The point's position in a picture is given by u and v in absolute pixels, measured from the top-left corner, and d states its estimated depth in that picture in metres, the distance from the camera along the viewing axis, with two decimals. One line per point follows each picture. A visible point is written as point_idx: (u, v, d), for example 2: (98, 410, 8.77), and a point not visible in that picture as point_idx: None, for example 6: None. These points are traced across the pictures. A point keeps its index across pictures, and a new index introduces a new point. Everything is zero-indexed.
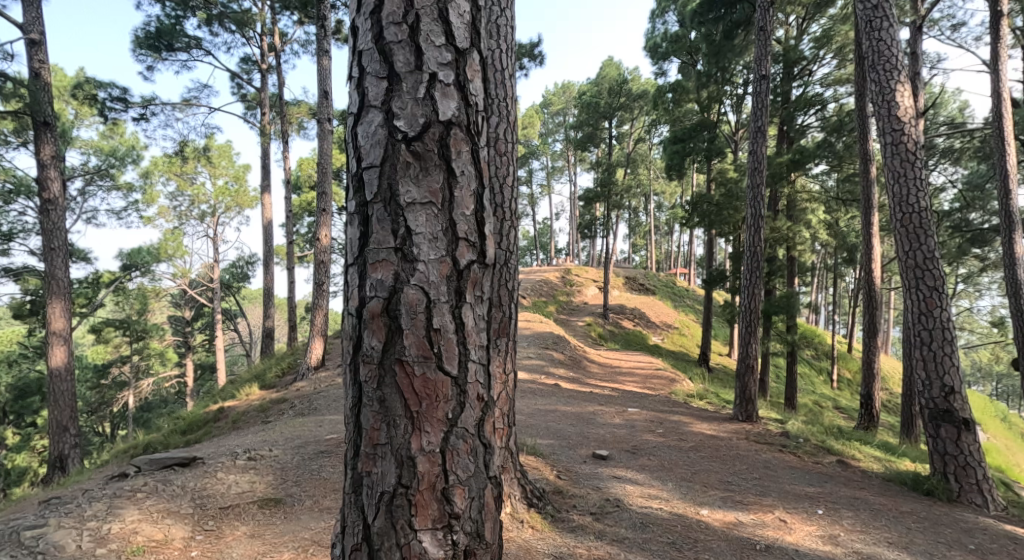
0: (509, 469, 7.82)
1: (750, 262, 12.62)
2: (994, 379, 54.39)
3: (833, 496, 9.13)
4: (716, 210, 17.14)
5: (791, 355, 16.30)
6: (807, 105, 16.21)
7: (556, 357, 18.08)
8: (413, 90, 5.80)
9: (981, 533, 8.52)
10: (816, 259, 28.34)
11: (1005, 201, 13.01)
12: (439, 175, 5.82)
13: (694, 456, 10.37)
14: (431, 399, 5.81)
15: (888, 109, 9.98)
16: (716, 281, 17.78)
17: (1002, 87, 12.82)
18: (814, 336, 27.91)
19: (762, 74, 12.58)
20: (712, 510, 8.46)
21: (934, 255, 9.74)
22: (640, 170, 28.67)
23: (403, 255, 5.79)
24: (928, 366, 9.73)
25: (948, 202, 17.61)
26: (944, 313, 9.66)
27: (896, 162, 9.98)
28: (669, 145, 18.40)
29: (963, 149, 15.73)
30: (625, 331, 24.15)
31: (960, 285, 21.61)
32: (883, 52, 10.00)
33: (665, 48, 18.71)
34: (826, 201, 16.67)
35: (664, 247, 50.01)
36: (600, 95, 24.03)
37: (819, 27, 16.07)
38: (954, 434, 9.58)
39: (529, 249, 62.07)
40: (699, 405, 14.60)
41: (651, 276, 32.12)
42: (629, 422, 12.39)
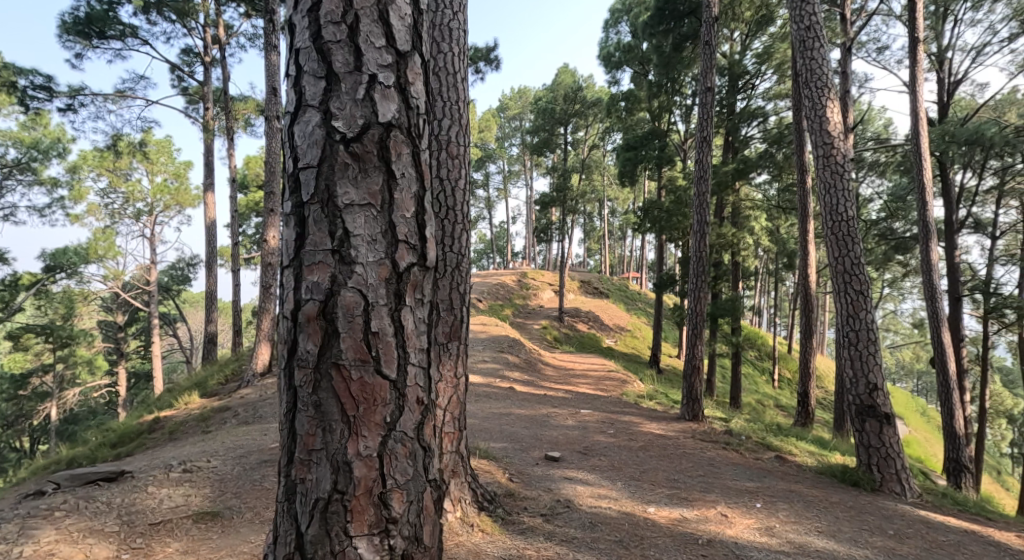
0: (459, 473, 7.90)
1: (697, 266, 12.91)
2: (915, 377, 56.71)
3: (771, 490, 9.42)
4: (666, 216, 17.49)
5: (736, 357, 16.68)
6: (750, 117, 16.68)
7: (511, 360, 18.21)
8: (351, 90, 5.85)
9: (900, 519, 8.88)
10: (761, 264, 29.13)
11: (923, 214, 13.67)
12: (379, 177, 5.87)
13: (643, 456, 10.57)
14: (369, 403, 5.85)
15: (820, 123, 10.36)
16: (666, 285, 18.14)
17: (919, 107, 13.38)
18: (758, 338, 28.67)
19: (707, 86, 12.89)
20: (658, 508, 8.66)
21: (860, 261, 10.15)
22: (594, 175, 29.06)
23: (340, 258, 5.83)
24: (855, 363, 10.09)
25: (875, 212, 18.36)
26: (869, 316, 10.06)
27: (828, 173, 10.35)
28: (622, 152, 18.70)
29: (888, 163, 16.30)
30: (579, 334, 24.38)
31: (887, 288, 22.60)
32: (814, 69, 10.37)
33: (619, 58, 19.06)
34: (767, 209, 17.19)
35: (617, 251, 50.75)
36: (555, 102, 24.35)
37: (761, 44, 16.56)
38: (877, 428, 9.96)
39: (485, 252, 62.34)
40: (650, 405, 14.88)
41: (605, 280, 32.53)
42: (581, 424, 12.57)
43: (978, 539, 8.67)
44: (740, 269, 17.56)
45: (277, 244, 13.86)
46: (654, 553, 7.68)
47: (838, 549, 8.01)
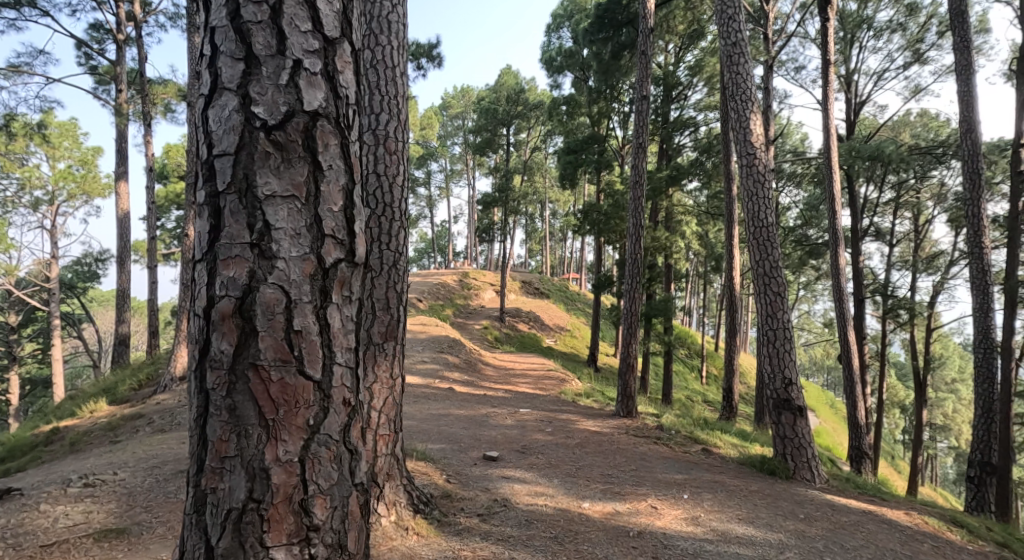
0: (395, 476, 7.94)
1: (631, 268, 13.23)
2: (827, 372, 59.48)
3: (697, 482, 9.75)
4: (604, 219, 17.84)
5: (668, 356, 17.08)
6: (683, 126, 17.15)
7: (451, 361, 18.20)
8: (273, 75, 5.35)
9: (809, 503, 9.31)
10: (692, 266, 29.98)
11: (832, 223, 14.29)
12: (303, 167, 5.38)
13: (579, 453, 10.79)
14: (290, 406, 5.35)
15: (744, 134, 10.73)
16: (604, 286, 18.45)
17: (829, 123, 14.00)
18: (689, 337, 29.47)
19: (643, 94, 13.23)
20: (592, 503, 8.86)
21: (778, 264, 10.59)
22: (535, 177, 29.31)
23: (260, 253, 5.33)
24: (772, 360, 10.50)
25: (793, 218, 19.18)
26: (785, 316, 10.51)
27: (750, 181, 10.77)
28: (562, 156, 18.91)
29: (804, 174, 17.14)
30: (520, 334, 24.55)
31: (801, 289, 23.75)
32: (740, 83, 10.76)
33: (560, 62, 19.31)
34: (698, 214, 17.79)
35: (558, 253, 51.49)
36: (498, 102, 24.47)
37: (693, 57, 17.06)
38: (791, 420, 10.40)
39: (426, 252, 62.38)
40: (587, 403, 15.14)
41: (545, 281, 32.85)
42: (520, 423, 12.73)
43: (875, 519, 9.10)
44: (673, 271, 18.01)
45: (198, 239, 13.50)
46: (587, 547, 7.85)
47: (756, 533, 8.30)
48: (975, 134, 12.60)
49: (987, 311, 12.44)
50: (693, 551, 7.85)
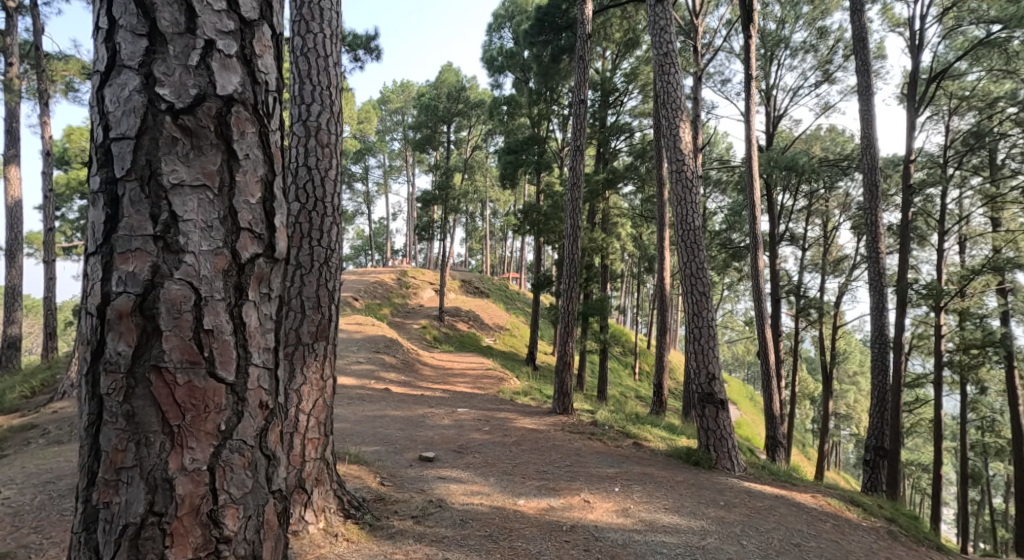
0: (324, 481, 7.65)
1: (569, 269, 13.42)
2: (750, 370, 61.77)
3: (628, 475, 10.01)
4: (544, 219, 18.08)
5: (603, 354, 17.36)
6: (619, 131, 17.49)
7: (387, 361, 18.11)
8: (181, 55, 4.31)
9: (728, 491, 9.70)
10: (627, 267, 30.66)
11: (751, 228, 14.85)
12: (216, 156, 4.36)
13: (516, 450, 10.93)
14: (198, 409, 4.30)
15: (673, 141, 11.04)
16: (543, 285, 18.68)
17: (751, 135, 14.51)
18: (623, 334, 30.08)
19: (581, 98, 13.45)
20: (527, 499, 9.00)
21: (703, 266, 10.96)
22: (477, 175, 29.39)
23: (164, 247, 4.27)
24: (698, 356, 10.93)
25: (720, 221, 19.83)
26: (710, 314, 10.86)
27: (679, 186, 11.07)
28: (503, 155, 18.93)
29: (729, 181, 17.78)
30: (459, 333, 24.60)
31: (727, 289, 24.61)
32: (670, 92, 11.06)
33: (501, 62, 19.42)
34: (632, 216, 18.26)
35: (497, 252, 51.87)
36: (438, 99, 24.35)
37: (628, 65, 17.42)
38: (714, 412, 10.75)
39: (364, 249, 61.98)
40: (524, 401, 15.33)
41: (485, 280, 32.90)
42: (458, 422, 12.81)
43: (785, 502, 9.60)
44: (609, 272, 18.34)
45: None
46: (521, 543, 7.84)
47: (681, 521, 8.58)
48: (873, 150, 13.28)
49: (882, 309, 13.09)
50: (623, 541, 7.97)
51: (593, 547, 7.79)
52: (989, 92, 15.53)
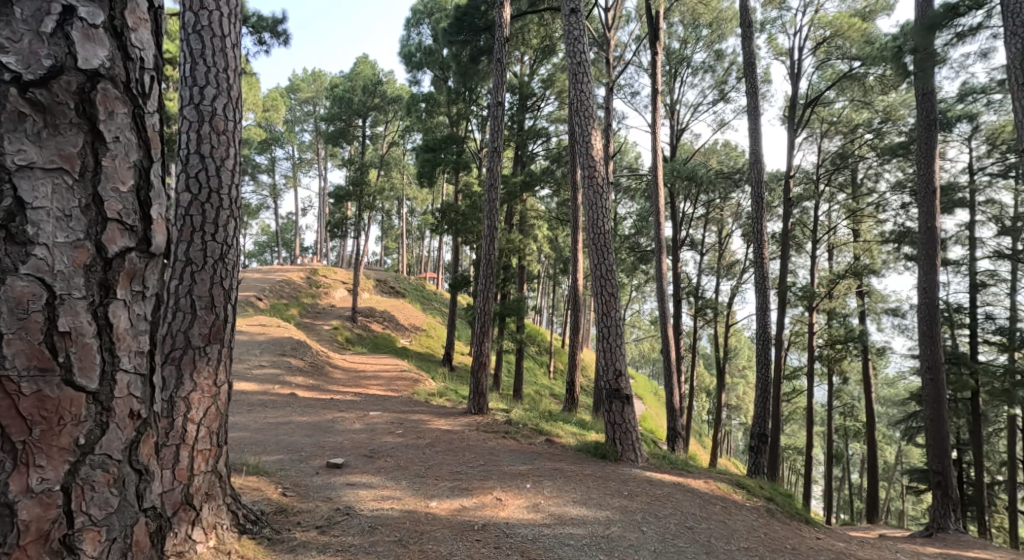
0: (215, 495, 6.77)
1: (486, 269, 13.53)
2: (654, 366, 64.13)
3: (539, 471, 10.22)
4: (462, 219, 18.22)
5: (519, 353, 17.58)
6: (536, 135, 17.81)
7: (295, 364, 17.77)
8: (32, 20, 3.22)
9: (632, 480, 10.07)
10: (544, 268, 31.20)
11: (656, 233, 15.32)
12: (77, 137, 3.30)
13: (429, 452, 10.96)
14: (50, 422, 3.21)
15: (586, 148, 11.32)
16: (461, 286, 18.79)
17: (658, 146, 15.04)
18: (538, 334, 30.51)
19: (498, 100, 13.61)
20: (439, 501, 9.01)
21: (612, 268, 11.30)
22: (393, 173, 29.27)
23: (4, 237, 3.14)
24: (605, 354, 11.21)
25: (628, 225, 20.48)
26: (618, 313, 11.24)
27: (591, 191, 11.34)
28: (421, 153, 18.84)
29: (636, 189, 18.35)
30: (373, 334, 24.36)
31: (635, 290, 25.44)
32: (583, 101, 11.36)
33: (419, 59, 19.40)
34: (548, 219, 18.70)
35: (415, 251, 51.83)
36: (353, 92, 23.91)
37: (545, 71, 17.77)
38: (620, 407, 11.14)
39: (270, 245, 60.62)
40: (439, 402, 15.40)
41: (402, 280, 32.73)
42: (369, 426, 12.70)
43: (681, 488, 10.06)
44: (525, 273, 18.59)
45: None
46: (432, 543, 7.73)
47: (589, 513, 8.83)
48: (760, 165, 14.00)
49: (765, 309, 13.81)
50: (532, 536, 8.09)
51: (503, 544, 7.82)
52: (851, 120, 17.59)
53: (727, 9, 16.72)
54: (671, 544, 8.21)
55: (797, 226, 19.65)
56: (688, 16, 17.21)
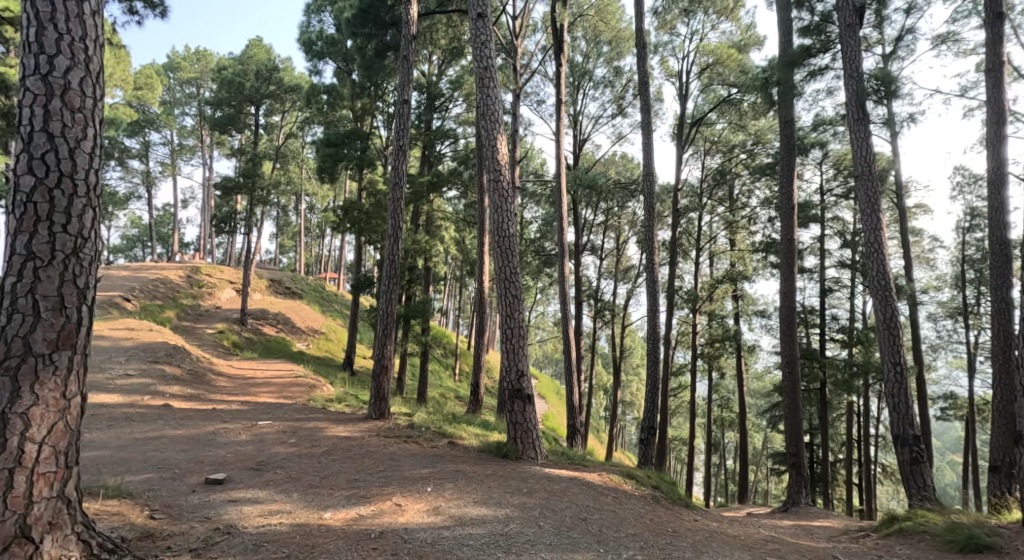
0: (62, 524, 6.92)
1: (389, 270, 13.45)
2: (553, 365, 65.21)
3: (440, 474, 10.26)
4: (366, 218, 18.10)
5: (425, 356, 17.52)
6: (444, 136, 17.82)
7: (171, 372, 16.92)
8: None
9: (532, 477, 10.27)
10: (449, 269, 31.18)
11: (560, 237, 15.62)
12: None
13: (325, 461, 10.79)
14: None
15: (492, 152, 11.45)
16: (362, 287, 18.49)
17: (562, 154, 15.39)
18: (445, 336, 30.47)
19: (405, 99, 13.57)
20: (334, 511, 8.92)
21: (516, 270, 11.46)
22: (289, 165, 28.44)
23: None
24: (508, 355, 11.38)
25: (534, 228, 20.80)
26: (520, 316, 11.41)
27: (496, 194, 11.45)
28: (322, 147, 18.48)
29: (541, 194, 18.76)
30: (265, 338, 23.66)
31: (539, 292, 25.75)
32: (490, 106, 11.52)
33: (321, 48, 18.89)
34: (456, 221, 18.74)
35: (313, 251, 50.53)
36: (245, 75, 22.90)
37: (453, 72, 17.85)
38: (522, 406, 11.31)
39: (144, 238, 57.27)
40: (338, 408, 15.19)
41: (299, 280, 31.88)
42: (258, 437, 12.33)
43: (578, 482, 10.32)
44: (431, 274, 18.49)
45: None
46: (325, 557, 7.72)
47: (489, 512, 8.95)
48: (652, 177, 14.56)
49: (655, 311, 14.35)
50: (431, 539, 8.17)
51: (400, 551, 7.89)
52: (730, 140, 18.55)
53: (626, 28, 17.42)
54: (566, 536, 8.49)
55: (684, 234, 20.49)
56: (590, 31, 17.59)
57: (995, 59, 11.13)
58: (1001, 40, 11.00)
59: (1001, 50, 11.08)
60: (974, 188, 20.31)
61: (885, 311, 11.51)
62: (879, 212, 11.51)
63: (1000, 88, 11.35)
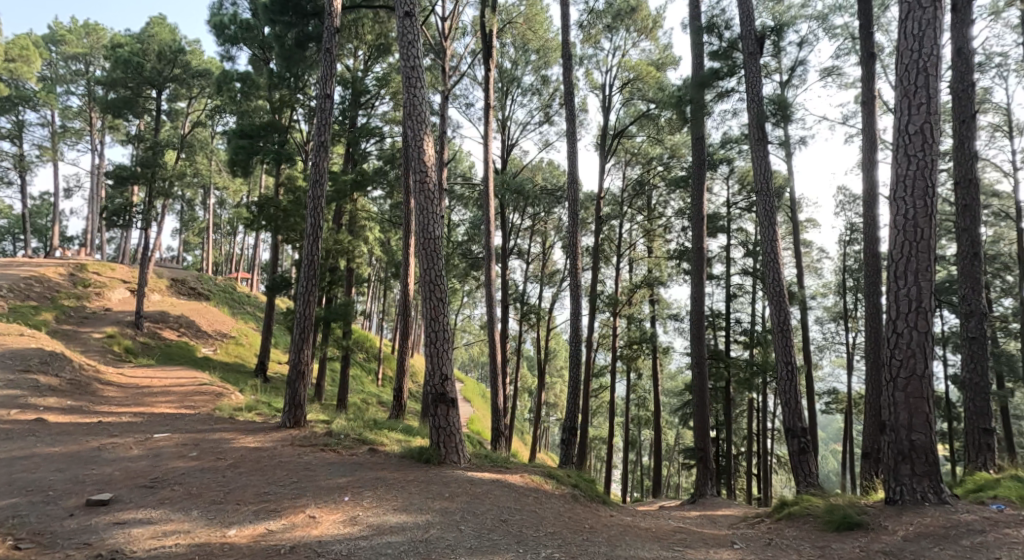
0: None
1: (308, 271, 13.24)
2: (477, 366, 65.25)
3: (359, 482, 10.17)
4: (283, 216, 17.73)
5: (345, 361, 17.29)
6: (369, 134, 17.64)
7: (47, 383, 15.91)
8: None
9: (453, 481, 10.28)
10: (374, 271, 30.81)
11: (487, 241, 15.67)
12: None
13: (232, 475, 10.50)
14: None
15: (417, 153, 11.44)
16: (279, 287, 18.03)
17: (489, 157, 15.46)
18: (367, 340, 30.12)
19: (326, 93, 13.41)
20: (240, 528, 8.83)
21: (441, 272, 11.47)
22: (199, 157, 27.42)
23: None
24: (433, 358, 11.38)
25: (461, 232, 20.81)
26: (445, 319, 11.41)
27: (422, 196, 11.42)
28: (235, 138, 17.98)
29: (468, 196, 18.84)
30: (164, 343, 22.76)
31: (466, 295, 25.70)
32: (416, 106, 11.51)
33: (234, 33, 18.35)
34: (381, 221, 18.58)
35: (222, 249, 48.78)
36: (145, 55, 21.50)
37: (380, 70, 17.72)
38: (445, 410, 11.31)
39: (26, 233, 53.69)
40: (247, 418, 14.81)
41: (207, 280, 30.67)
42: (153, 451, 11.77)
43: (499, 484, 10.39)
44: (354, 275, 18.28)
45: None
46: None
47: (407, 519, 8.94)
48: (577, 184, 14.81)
49: (578, 314, 14.59)
50: (346, 551, 8.24)
51: None
52: (649, 152, 19.05)
53: (554, 39, 17.70)
54: (486, 539, 8.57)
55: (606, 241, 20.88)
56: (519, 40, 17.67)
57: (868, 93, 12.76)
58: (873, 77, 12.64)
59: (872, 86, 12.72)
60: (851, 205, 21.73)
61: (780, 316, 12.08)
62: (777, 224, 12.13)
63: (873, 118, 12.85)
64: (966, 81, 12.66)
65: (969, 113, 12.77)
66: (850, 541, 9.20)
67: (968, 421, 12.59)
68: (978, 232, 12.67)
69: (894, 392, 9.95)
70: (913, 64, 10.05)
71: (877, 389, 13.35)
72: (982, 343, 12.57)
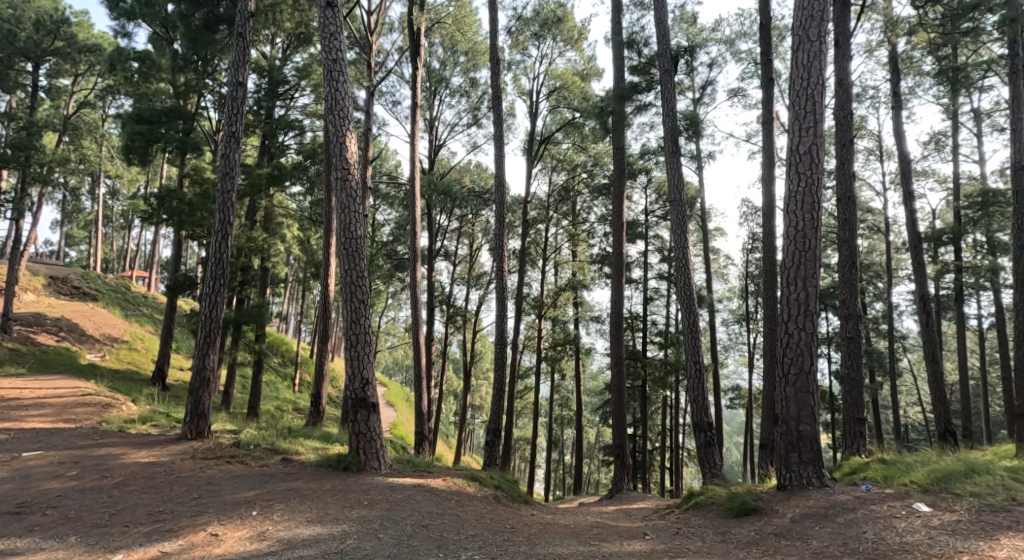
0: None
1: (215, 269, 12.86)
2: (401, 367, 64.60)
3: (269, 494, 9.93)
4: (189, 209, 17.17)
5: (258, 364, 16.84)
6: (287, 126, 17.30)
7: None
8: None
9: (372, 489, 10.16)
10: (291, 270, 30.20)
11: (412, 242, 15.52)
12: None
13: (124, 493, 10.07)
14: None
15: (340, 149, 11.25)
16: (180, 287, 17.33)
17: (415, 154, 15.34)
18: (282, 343, 29.49)
19: (239, 81, 13.08)
20: (128, 552, 8.56)
21: (363, 273, 11.32)
22: (89, 142, 25.98)
23: None
24: (353, 361, 11.16)
25: (385, 232, 20.60)
26: (366, 321, 11.28)
27: (343, 193, 11.20)
28: (131, 123, 17.23)
29: (393, 196, 18.70)
30: (46, 350, 21.54)
31: (387, 296, 25.38)
32: (339, 100, 11.31)
33: (131, 7, 17.50)
34: (301, 219, 18.25)
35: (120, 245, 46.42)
36: (20, 25, 20.05)
37: (300, 60, 17.43)
38: (365, 416, 11.18)
39: None
40: (139, 430, 14.27)
41: (93, 279, 29.13)
42: (24, 471, 11.07)
43: (421, 489, 10.33)
44: (270, 276, 17.84)
45: None
46: None
47: (321, 530, 8.79)
48: (504, 187, 14.81)
49: (503, 316, 14.64)
50: None
51: None
52: (573, 159, 19.32)
53: (481, 42, 17.77)
54: (405, 546, 8.51)
55: (531, 244, 21.01)
56: (448, 40, 17.71)
57: (768, 114, 13.23)
58: (771, 101, 13.13)
59: (772, 108, 13.21)
60: (754, 216, 22.61)
61: (689, 316, 12.36)
62: (687, 232, 12.44)
63: (771, 137, 13.34)
64: (847, 109, 13.31)
65: (850, 138, 13.36)
66: (746, 526, 9.52)
67: (843, 412, 13.26)
68: (856, 242, 13.20)
69: (785, 388, 10.36)
70: (803, 90, 10.49)
71: (771, 386, 13.88)
72: (858, 343, 13.18)
